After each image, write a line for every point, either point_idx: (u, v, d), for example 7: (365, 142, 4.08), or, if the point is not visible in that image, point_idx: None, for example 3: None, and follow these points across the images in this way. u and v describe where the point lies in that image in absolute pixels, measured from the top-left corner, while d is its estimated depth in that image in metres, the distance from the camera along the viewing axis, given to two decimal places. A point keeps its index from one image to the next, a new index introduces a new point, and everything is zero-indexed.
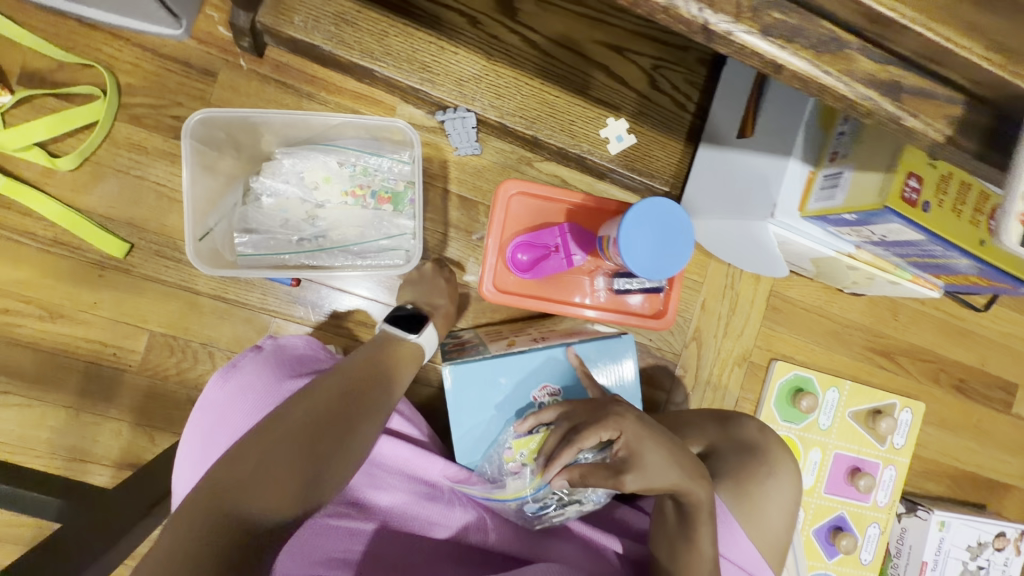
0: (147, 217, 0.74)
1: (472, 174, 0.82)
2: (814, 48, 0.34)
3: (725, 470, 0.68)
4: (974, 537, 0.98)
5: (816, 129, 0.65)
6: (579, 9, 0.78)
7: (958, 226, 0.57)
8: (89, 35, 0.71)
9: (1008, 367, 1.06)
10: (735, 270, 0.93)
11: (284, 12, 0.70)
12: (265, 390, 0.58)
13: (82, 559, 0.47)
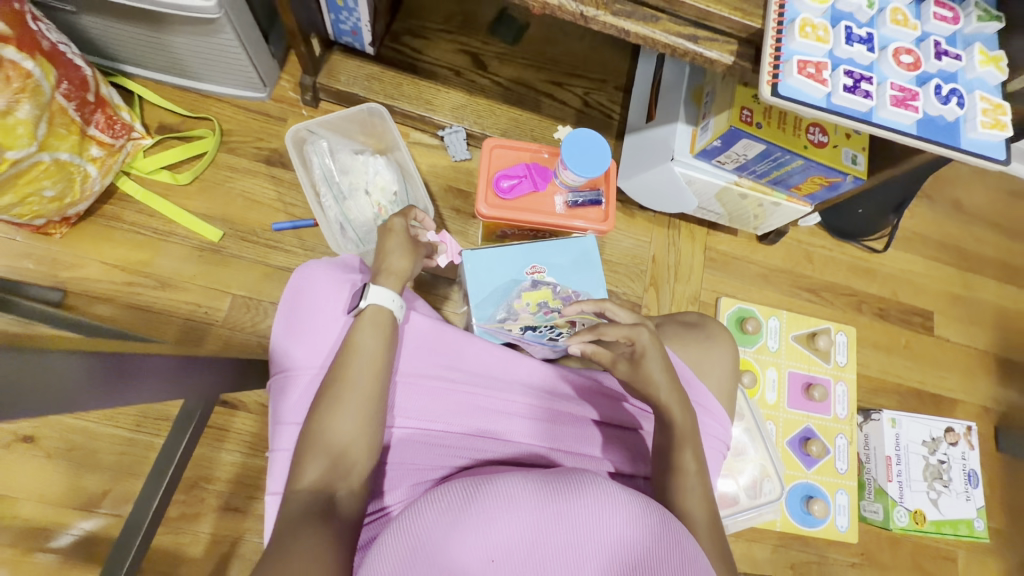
0: (235, 214, 1.03)
1: (465, 173, 1.14)
2: (642, 21, 0.72)
3: (675, 337, 0.89)
4: (926, 433, 1.13)
5: (691, 102, 0.97)
6: (527, 62, 1.17)
7: (785, 136, 0.87)
8: (204, 101, 1.07)
9: (918, 296, 1.29)
10: (674, 232, 1.21)
11: (333, 75, 1.07)
12: (332, 288, 0.76)
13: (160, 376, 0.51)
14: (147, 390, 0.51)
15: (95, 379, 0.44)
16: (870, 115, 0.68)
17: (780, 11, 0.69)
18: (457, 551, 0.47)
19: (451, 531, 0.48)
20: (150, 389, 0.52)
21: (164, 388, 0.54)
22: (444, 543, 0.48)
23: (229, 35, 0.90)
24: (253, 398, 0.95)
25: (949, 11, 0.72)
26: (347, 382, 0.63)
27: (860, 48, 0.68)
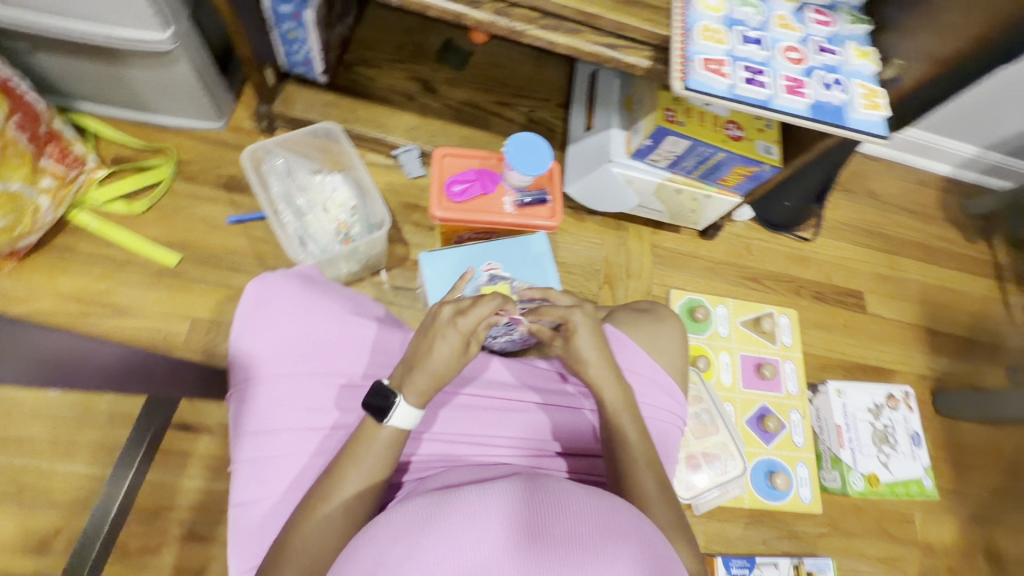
0: (194, 239, 1.04)
1: (422, 188, 1.20)
2: (567, 34, 0.82)
3: (628, 319, 0.93)
4: (870, 400, 1.21)
5: (623, 110, 1.08)
6: (474, 85, 1.26)
7: (705, 132, 0.97)
8: (160, 134, 1.09)
9: (849, 278, 1.40)
10: (623, 233, 1.29)
11: (289, 103, 1.13)
12: (291, 294, 0.76)
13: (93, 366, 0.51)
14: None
15: None
16: (768, 102, 0.79)
17: (683, 20, 0.80)
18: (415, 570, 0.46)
19: (408, 551, 0.47)
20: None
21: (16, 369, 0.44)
22: (402, 563, 0.46)
23: (184, 66, 0.94)
24: (217, 419, 0.94)
25: (824, 16, 0.84)
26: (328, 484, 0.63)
27: (754, 48, 0.79)
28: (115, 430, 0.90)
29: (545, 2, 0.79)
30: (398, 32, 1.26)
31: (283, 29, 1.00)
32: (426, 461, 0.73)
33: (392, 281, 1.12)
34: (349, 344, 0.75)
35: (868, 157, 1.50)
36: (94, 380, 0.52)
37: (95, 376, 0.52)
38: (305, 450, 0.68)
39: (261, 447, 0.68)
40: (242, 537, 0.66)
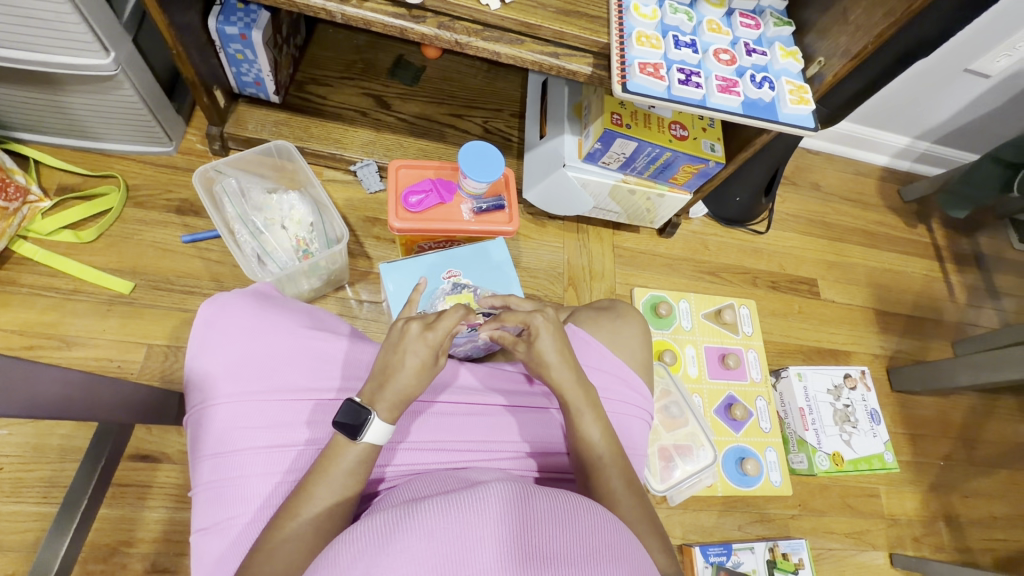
0: (147, 264, 1.02)
1: (381, 202, 1.20)
2: (511, 45, 0.85)
3: (588, 318, 0.95)
4: (829, 381, 1.26)
5: (573, 116, 1.12)
6: (428, 99, 1.28)
7: (651, 133, 1.01)
8: (107, 160, 1.07)
9: (801, 267, 1.46)
10: (583, 236, 1.32)
11: (241, 124, 1.12)
12: (247, 313, 0.76)
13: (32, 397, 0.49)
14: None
15: None
16: (704, 101, 0.83)
17: (620, 27, 0.84)
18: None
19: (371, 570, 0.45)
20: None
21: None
22: None
23: (129, 91, 0.93)
24: (177, 447, 0.91)
25: (751, 20, 0.90)
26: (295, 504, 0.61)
27: (687, 51, 0.84)
28: (67, 466, 0.86)
29: (487, 15, 0.82)
30: (349, 49, 1.28)
31: (231, 50, 1.01)
32: (391, 472, 0.71)
33: (355, 295, 1.12)
34: (309, 359, 0.75)
35: (810, 151, 1.58)
36: (16, 404, 0.48)
37: (20, 400, 0.48)
38: (264, 469, 0.66)
39: (219, 469, 0.66)
40: (203, 565, 0.63)
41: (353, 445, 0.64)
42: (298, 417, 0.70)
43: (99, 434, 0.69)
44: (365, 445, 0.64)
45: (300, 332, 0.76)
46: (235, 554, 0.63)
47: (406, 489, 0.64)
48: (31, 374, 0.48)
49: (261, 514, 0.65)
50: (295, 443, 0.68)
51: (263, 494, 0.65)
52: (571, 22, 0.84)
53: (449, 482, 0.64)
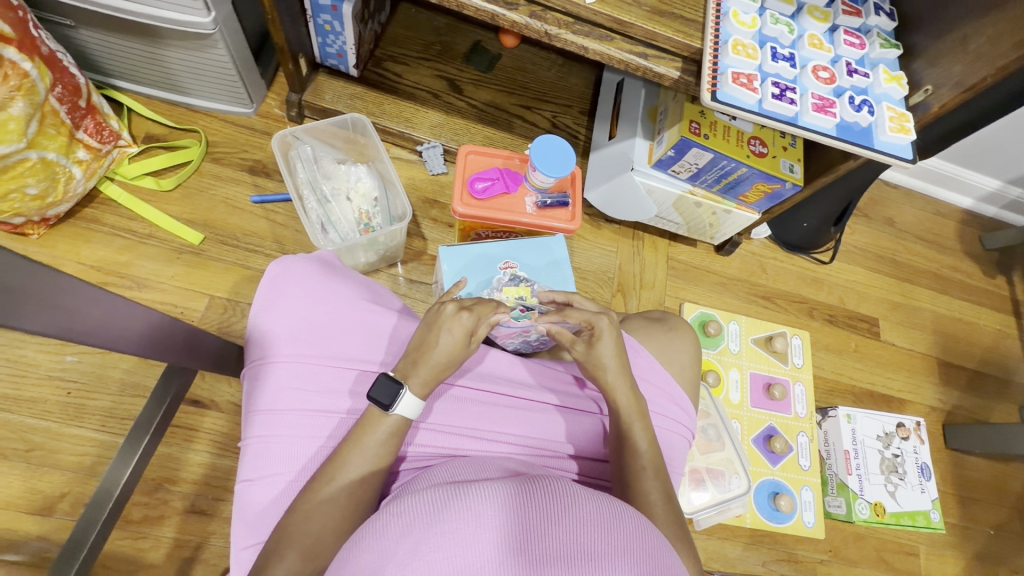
0: (217, 219, 1.06)
1: (442, 186, 1.21)
2: (600, 40, 0.83)
3: (639, 326, 0.93)
4: (880, 428, 1.20)
5: (647, 121, 1.10)
6: (500, 87, 1.28)
7: (729, 146, 0.97)
8: (191, 115, 1.12)
9: (863, 304, 1.39)
10: (638, 243, 1.29)
11: (319, 94, 1.15)
12: (312, 278, 0.78)
13: (118, 334, 0.51)
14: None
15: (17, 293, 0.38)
16: (796, 118, 0.79)
17: (715, 33, 0.81)
18: (421, 568, 0.44)
19: (418, 546, 0.45)
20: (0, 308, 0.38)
21: (36, 312, 0.41)
22: (413, 556, 0.44)
23: (222, 50, 0.97)
24: (225, 397, 0.94)
25: (856, 39, 0.85)
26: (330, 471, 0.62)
27: (784, 65, 0.80)
28: (124, 400, 0.91)
29: (580, 8, 0.81)
30: (429, 30, 1.28)
31: (320, 21, 1.03)
32: (429, 451, 0.72)
33: (407, 274, 1.13)
34: (364, 331, 0.76)
35: (888, 184, 1.50)
36: (110, 336, 0.50)
37: (110, 333, 0.50)
38: (311, 431, 0.68)
39: (269, 425, 0.68)
40: (244, 514, 0.66)
41: (390, 417, 0.65)
42: (347, 386, 0.71)
43: (166, 373, 0.73)
44: (396, 417, 0.65)
45: (359, 304, 0.78)
46: (276, 508, 0.65)
47: (443, 471, 0.64)
48: (126, 310, 0.50)
49: (303, 474, 0.67)
50: (338, 411, 0.70)
51: (307, 455, 0.67)
52: (664, 23, 0.82)
53: (487, 470, 0.63)
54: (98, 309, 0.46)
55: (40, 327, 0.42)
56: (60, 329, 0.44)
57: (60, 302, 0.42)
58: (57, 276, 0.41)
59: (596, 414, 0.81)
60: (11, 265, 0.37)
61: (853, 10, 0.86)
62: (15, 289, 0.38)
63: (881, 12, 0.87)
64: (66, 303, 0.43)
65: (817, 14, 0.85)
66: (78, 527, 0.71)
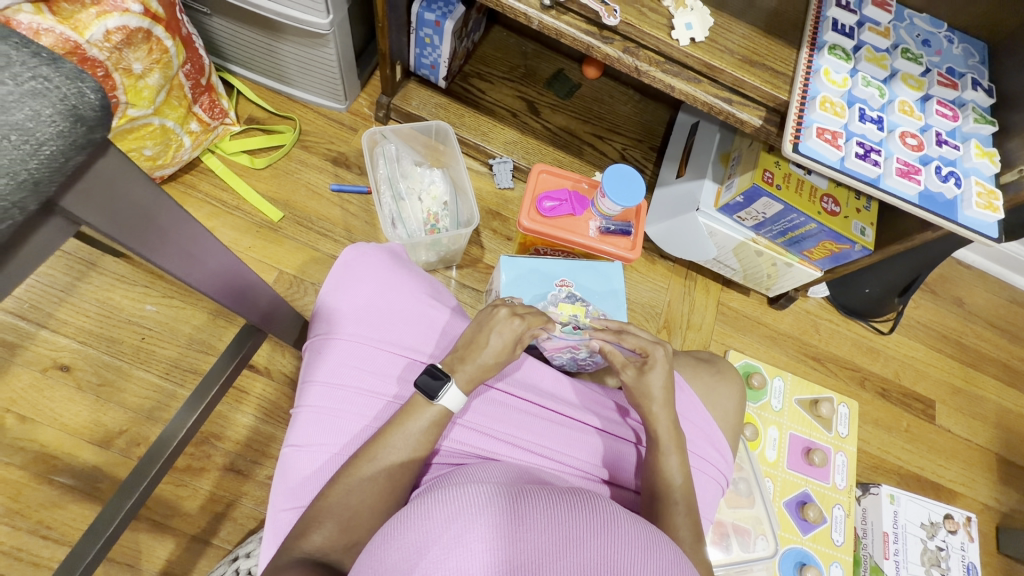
0: (298, 201, 1.14)
1: (506, 199, 1.26)
2: (687, 81, 0.86)
3: (686, 363, 0.93)
4: (926, 515, 1.13)
5: (717, 165, 1.11)
6: (575, 114, 1.32)
7: (800, 199, 0.97)
8: (290, 104, 1.22)
9: (919, 382, 1.32)
10: (690, 283, 1.29)
11: (407, 99, 1.23)
12: (383, 267, 0.84)
13: (218, 283, 0.56)
14: (140, 242, 0.43)
15: (159, 230, 0.44)
16: (878, 180, 0.79)
17: (804, 88, 0.82)
18: (465, 556, 0.45)
19: (462, 534, 0.46)
20: (145, 243, 0.43)
21: (171, 251, 0.46)
22: (457, 543, 0.45)
23: (332, 49, 1.05)
24: (278, 366, 1.00)
25: (949, 110, 0.84)
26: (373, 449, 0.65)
27: (871, 126, 0.80)
28: (189, 354, 0.98)
29: (672, 48, 0.84)
30: (516, 54, 1.35)
31: (422, 34, 1.11)
32: (463, 450, 0.73)
33: (460, 278, 1.17)
34: (422, 323, 0.81)
35: (961, 263, 1.44)
36: (213, 285, 0.55)
37: (215, 282, 0.55)
38: (359, 410, 0.72)
39: (324, 396, 0.73)
40: (287, 478, 0.70)
41: (434, 407, 0.67)
42: (397, 372, 0.75)
43: (241, 329, 0.82)
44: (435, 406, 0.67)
45: (421, 297, 0.83)
46: (318, 479, 0.69)
47: (478, 469, 0.65)
48: (230, 265, 0.55)
49: (346, 450, 0.70)
50: (386, 395, 0.73)
51: (353, 432, 0.71)
52: (753, 72, 0.84)
53: (522, 477, 0.65)
54: (211, 261, 0.52)
55: (169, 266, 0.47)
56: (180, 271, 0.49)
57: (189, 247, 0.48)
58: (193, 224, 0.46)
59: (632, 443, 0.81)
60: (168, 207, 0.43)
61: (950, 82, 0.85)
62: (161, 228, 0.44)
63: (979, 87, 0.86)
64: (191, 248, 0.48)
65: (911, 81, 0.85)
66: (135, 473, 0.78)
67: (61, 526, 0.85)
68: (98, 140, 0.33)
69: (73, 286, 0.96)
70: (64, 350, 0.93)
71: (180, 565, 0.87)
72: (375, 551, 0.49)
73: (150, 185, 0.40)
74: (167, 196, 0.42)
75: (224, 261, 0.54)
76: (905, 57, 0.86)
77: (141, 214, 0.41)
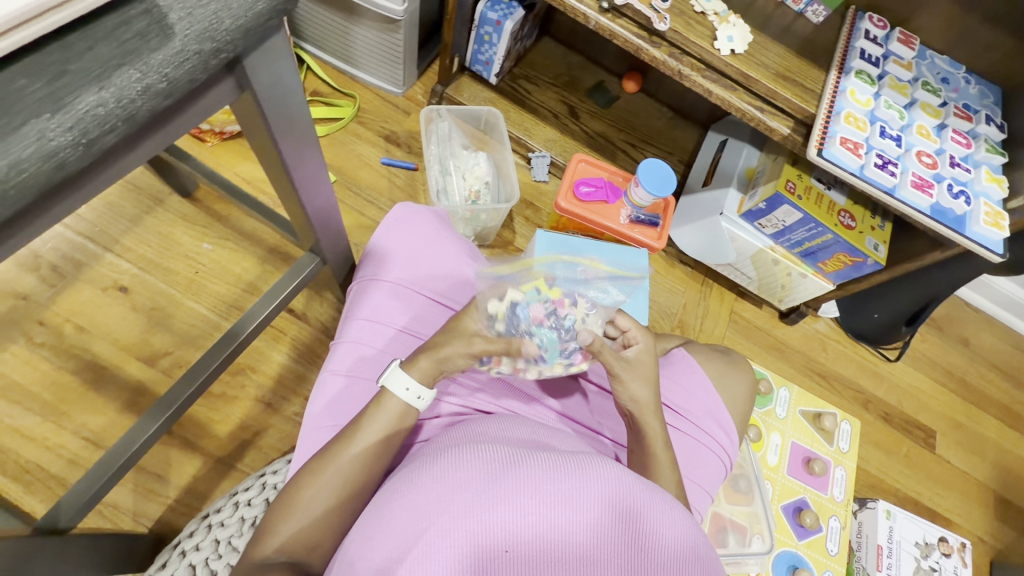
0: (350, 169, 1.23)
1: (540, 191, 1.34)
2: (725, 89, 0.94)
3: (703, 351, 0.98)
4: (920, 535, 1.15)
5: (743, 177, 1.19)
6: (611, 122, 1.42)
7: (819, 210, 1.04)
8: (352, 83, 1.32)
9: (920, 411, 1.36)
10: (706, 290, 1.35)
11: (459, 91, 1.33)
12: (432, 227, 0.91)
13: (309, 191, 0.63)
14: (277, 123, 0.51)
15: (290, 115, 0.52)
16: (894, 190, 0.86)
17: (830, 103, 0.90)
18: (475, 525, 0.50)
19: (471, 506, 0.50)
20: (277, 126, 0.51)
21: (288, 140, 0.54)
22: (467, 514, 0.50)
23: (401, 36, 1.16)
24: (315, 313, 1.06)
25: (963, 138, 0.91)
26: (345, 450, 0.62)
27: (890, 142, 0.88)
28: (235, 291, 1.04)
29: (713, 57, 0.93)
30: (562, 64, 1.45)
31: (483, 31, 1.21)
32: (480, 396, 0.78)
33: (490, 257, 1.24)
34: (461, 281, 0.88)
35: (969, 305, 1.49)
36: (307, 191, 0.63)
37: (308, 189, 0.62)
38: (399, 349, 0.79)
39: (366, 331, 0.79)
40: (327, 398, 0.75)
41: (392, 397, 0.64)
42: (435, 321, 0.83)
43: (304, 256, 0.84)
44: (383, 389, 0.65)
45: (462, 258, 0.90)
46: (353, 404, 0.75)
47: (501, 421, 0.68)
48: (320, 177, 0.63)
49: None
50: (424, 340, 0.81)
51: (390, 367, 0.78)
52: (785, 86, 0.92)
53: (538, 429, 0.68)
54: (311, 163, 0.60)
55: (285, 154, 0.55)
56: (289, 166, 0.57)
57: (302, 141, 0.56)
58: (309, 118, 0.55)
59: (592, 386, 0.87)
60: (296, 97, 0.51)
61: (965, 115, 0.93)
62: (289, 115, 0.52)
63: (992, 123, 0.93)
64: (301, 144, 0.56)
65: (929, 109, 0.93)
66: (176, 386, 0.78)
67: (101, 431, 0.91)
68: (293, 8, 0.42)
69: (141, 218, 1.04)
70: (124, 274, 1.00)
71: (204, 484, 0.91)
72: (388, 501, 0.54)
73: (293, 69, 0.49)
74: (299, 88, 0.51)
75: (318, 169, 0.62)
76: (924, 89, 0.94)
77: (281, 93, 0.49)
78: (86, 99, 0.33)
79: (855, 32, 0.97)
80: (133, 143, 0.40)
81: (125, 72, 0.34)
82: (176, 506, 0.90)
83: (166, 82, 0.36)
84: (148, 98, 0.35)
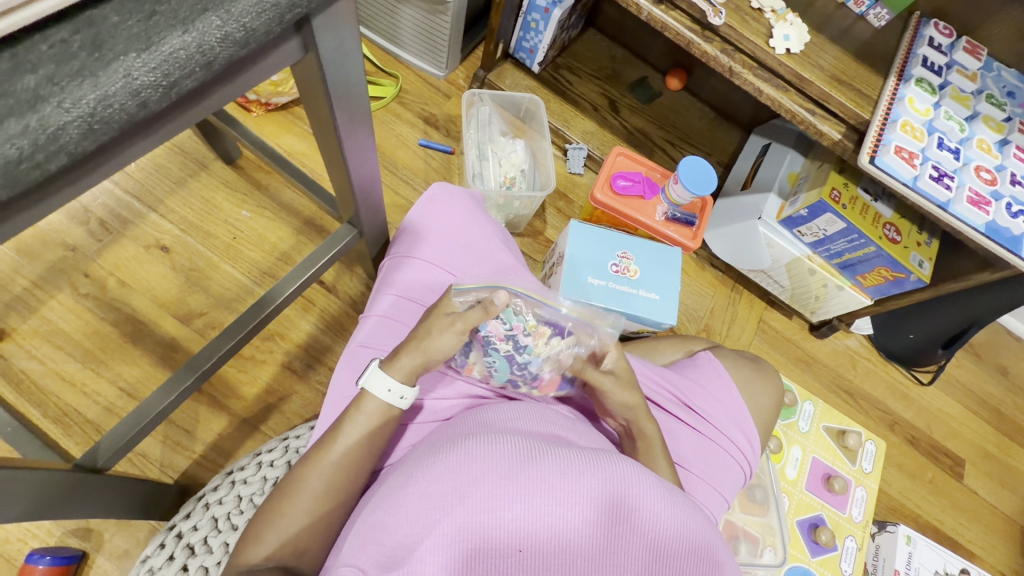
0: (388, 148, 1.24)
1: (574, 184, 1.33)
2: (776, 89, 0.92)
3: (729, 357, 0.96)
4: (940, 564, 1.12)
5: (785, 182, 1.16)
6: (651, 119, 1.39)
7: (863, 221, 1.00)
8: (395, 63, 1.33)
9: (950, 438, 1.31)
10: (735, 296, 1.32)
11: (500, 77, 1.33)
12: (468, 209, 0.90)
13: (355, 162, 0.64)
14: (334, 88, 0.52)
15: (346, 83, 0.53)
16: (947, 205, 0.83)
17: (887, 110, 0.87)
18: (489, 517, 0.50)
19: (485, 499, 0.51)
20: (335, 93, 0.52)
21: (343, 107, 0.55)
22: (482, 507, 0.50)
23: (448, 18, 1.15)
24: (345, 287, 1.08)
25: None
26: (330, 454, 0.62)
27: (947, 155, 0.84)
28: (270, 259, 1.06)
29: (767, 55, 0.91)
30: (605, 56, 1.44)
31: (530, 18, 1.20)
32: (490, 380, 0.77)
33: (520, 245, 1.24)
34: (491, 266, 0.87)
35: (1012, 335, 1.42)
36: (354, 159, 0.63)
37: (354, 159, 0.63)
38: None
39: (394, 307, 0.80)
40: (354, 370, 0.76)
41: (373, 398, 0.64)
42: None
43: (341, 228, 0.85)
44: (364, 392, 0.65)
45: (495, 243, 0.89)
46: None
47: (516, 407, 0.67)
48: (366, 148, 0.64)
49: None
50: None
51: None
52: (840, 89, 0.89)
53: (553, 418, 0.67)
54: (361, 133, 0.60)
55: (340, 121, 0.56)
56: (342, 132, 0.57)
57: (355, 109, 0.56)
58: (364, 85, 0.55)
59: None
60: (355, 64, 0.52)
61: None
62: (345, 82, 0.52)
63: None
64: (354, 111, 0.57)
65: (992, 123, 0.88)
66: (208, 346, 0.80)
67: (136, 383, 0.94)
68: None
69: (186, 181, 1.07)
70: (167, 234, 1.04)
71: (229, 442, 0.94)
72: (402, 486, 0.54)
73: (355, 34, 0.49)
74: (358, 55, 0.51)
75: (366, 142, 0.62)
76: (988, 101, 0.89)
77: (342, 57, 0.50)
78: (171, 40, 0.34)
79: (918, 39, 0.94)
80: (202, 93, 0.41)
81: (208, 18, 0.35)
82: (201, 461, 0.93)
83: (243, 31, 0.36)
84: (226, 46, 0.36)
